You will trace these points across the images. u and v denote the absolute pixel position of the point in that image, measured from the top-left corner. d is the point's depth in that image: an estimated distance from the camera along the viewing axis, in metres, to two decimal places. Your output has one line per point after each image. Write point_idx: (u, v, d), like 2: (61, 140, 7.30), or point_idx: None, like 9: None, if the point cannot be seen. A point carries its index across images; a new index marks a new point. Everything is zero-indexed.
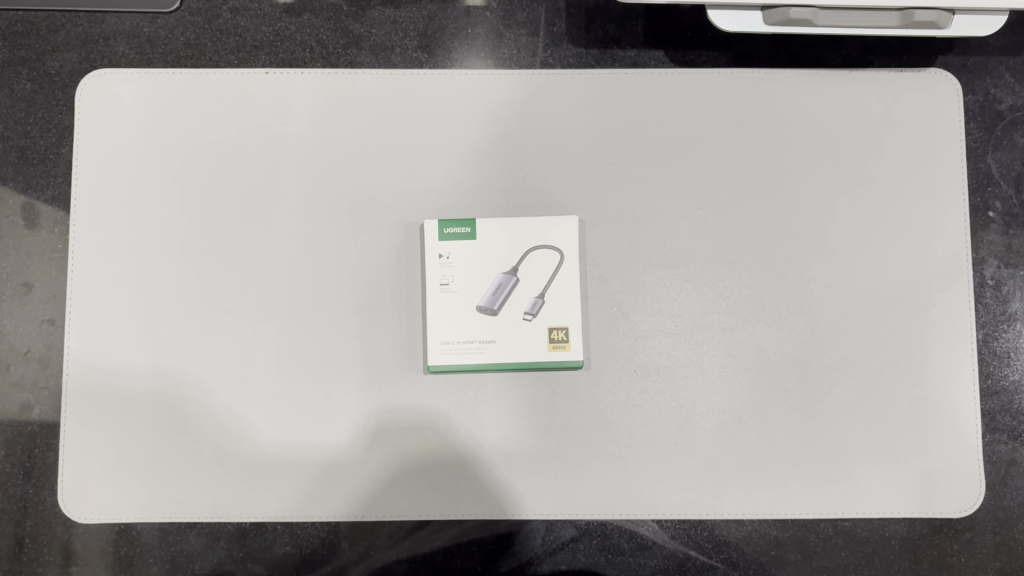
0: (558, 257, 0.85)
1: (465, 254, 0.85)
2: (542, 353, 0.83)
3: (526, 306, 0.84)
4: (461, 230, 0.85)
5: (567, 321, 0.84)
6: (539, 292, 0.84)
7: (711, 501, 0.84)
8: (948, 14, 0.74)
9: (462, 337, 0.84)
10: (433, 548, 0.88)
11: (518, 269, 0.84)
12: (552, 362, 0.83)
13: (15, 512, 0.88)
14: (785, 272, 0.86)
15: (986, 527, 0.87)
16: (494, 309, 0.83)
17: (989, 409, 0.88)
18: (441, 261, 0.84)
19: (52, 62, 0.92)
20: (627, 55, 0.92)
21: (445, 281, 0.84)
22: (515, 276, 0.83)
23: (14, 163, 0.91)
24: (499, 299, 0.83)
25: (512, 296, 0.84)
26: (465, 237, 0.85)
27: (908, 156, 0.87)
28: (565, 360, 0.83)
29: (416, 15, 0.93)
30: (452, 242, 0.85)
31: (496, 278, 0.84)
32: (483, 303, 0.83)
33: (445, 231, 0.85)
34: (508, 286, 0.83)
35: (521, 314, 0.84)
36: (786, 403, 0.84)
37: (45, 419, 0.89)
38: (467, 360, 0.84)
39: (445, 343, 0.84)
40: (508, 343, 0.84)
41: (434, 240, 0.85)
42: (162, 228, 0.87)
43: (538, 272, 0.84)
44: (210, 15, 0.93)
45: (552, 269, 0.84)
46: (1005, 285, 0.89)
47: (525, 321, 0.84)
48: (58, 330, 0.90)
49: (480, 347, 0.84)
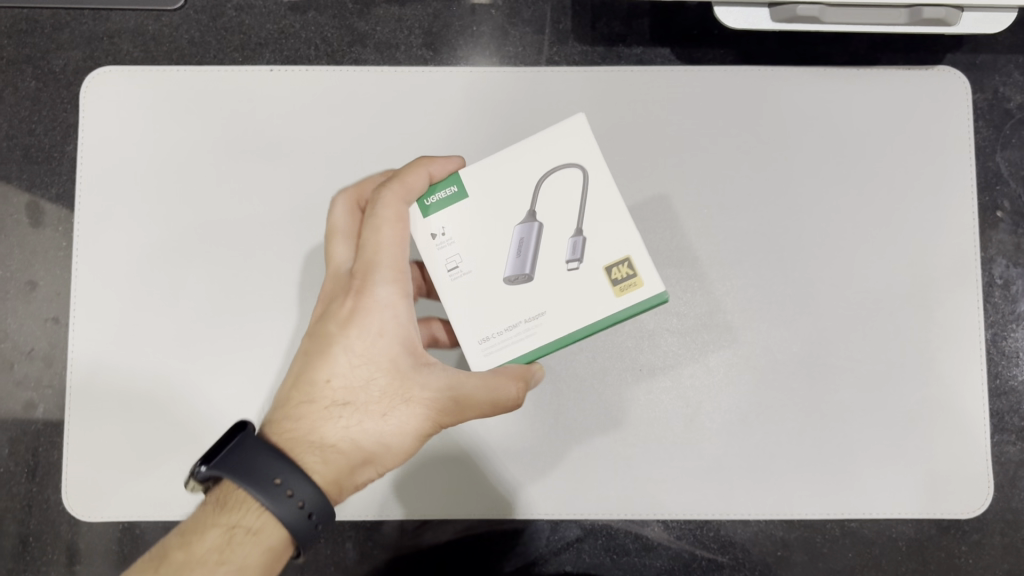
0: (582, 176, 0.64)
1: (463, 220, 0.65)
2: (611, 304, 0.62)
3: (566, 251, 0.63)
4: (446, 192, 0.66)
5: (624, 251, 0.63)
6: (573, 228, 0.64)
7: (718, 502, 0.83)
8: (957, 11, 0.73)
9: (503, 324, 0.63)
10: (441, 544, 0.88)
11: (536, 210, 0.64)
12: (626, 311, 0.62)
13: (19, 512, 0.88)
14: (792, 272, 0.85)
15: (995, 529, 0.86)
16: (528, 274, 0.63)
17: (997, 409, 0.87)
18: (440, 239, 0.65)
19: (56, 60, 0.92)
20: (633, 53, 0.91)
21: (454, 262, 0.65)
22: (536, 221, 0.64)
23: (19, 161, 0.92)
24: (529, 258, 0.63)
25: (541, 249, 0.63)
26: (455, 198, 0.66)
27: (915, 155, 0.87)
28: (640, 302, 0.62)
29: (421, 13, 0.93)
30: (441, 212, 0.65)
31: (514, 235, 0.64)
32: (510, 272, 0.63)
33: (429, 202, 0.66)
34: (532, 237, 0.63)
35: (563, 263, 0.63)
36: (794, 403, 0.84)
37: (49, 418, 0.89)
38: (516, 350, 0.63)
39: (487, 338, 0.64)
40: (563, 306, 0.63)
41: (418, 219, 0.65)
42: (166, 226, 0.87)
43: (563, 203, 0.64)
44: (214, 13, 0.93)
45: (579, 189, 0.64)
46: (1014, 284, 0.88)
47: (574, 270, 0.63)
48: (62, 328, 0.89)
49: (529, 328, 0.63)
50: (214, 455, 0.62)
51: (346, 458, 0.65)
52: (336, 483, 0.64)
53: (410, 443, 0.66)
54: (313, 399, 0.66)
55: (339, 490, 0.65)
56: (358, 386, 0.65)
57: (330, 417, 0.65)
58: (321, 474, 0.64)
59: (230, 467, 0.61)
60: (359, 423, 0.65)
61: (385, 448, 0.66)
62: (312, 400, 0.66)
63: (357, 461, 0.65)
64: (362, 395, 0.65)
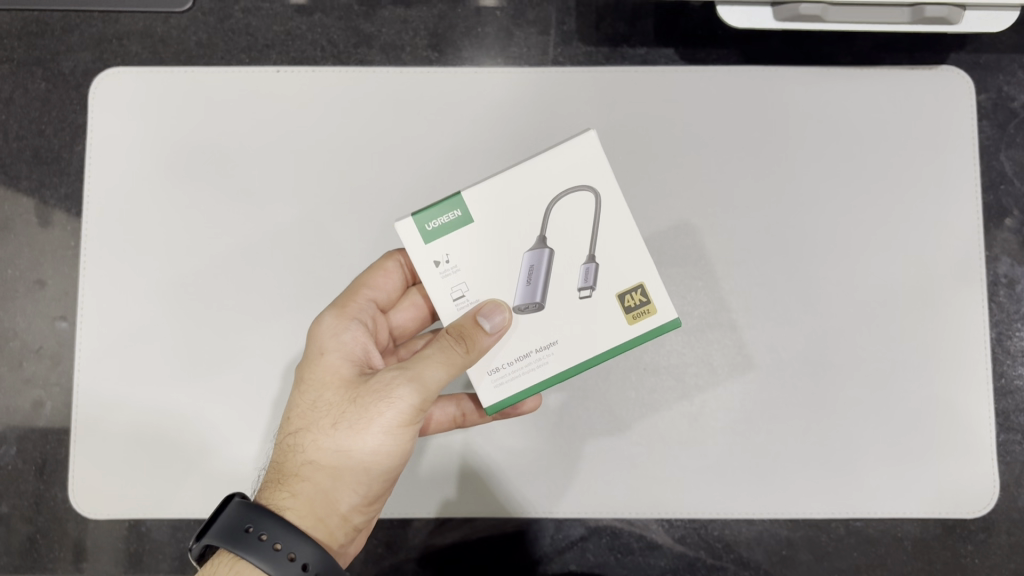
0: (593, 199, 0.61)
1: (468, 246, 0.62)
2: (624, 332, 0.60)
3: (578, 280, 0.60)
4: (448, 217, 0.61)
5: (638, 277, 0.61)
6: (584, 255, 0.61)
7: (722, 501, 0.83)
8: (959, 9, 0.73)
9: (514, 355, 0.61)
10: (446, 542, 0.88)
11: (547, 236, 0.61)
12: (641, 337, 0.60)
13: (28, 509, 0.89)
14: (796, 271, 0.85)
15: (1001, 528, 0.86)
16: (539, 302, 0.60)
17: (1003, 408, 0.87)
18: (444, 269, 0.62)
19: (66, 62, 0.93)
20: (637, 53, 0.92)
21: (459, 293, 0.62)
22: (547, 247, 0.60)
23: (28, 161, 0.93)
24: (540, 287, 0.60)
25: (552, 275, 0.61)
26: (458, 224, 0.61)
27: (920, 154, 0.87)
28: (656, 328, 0.60)
29: (427, 15, 0.93)
30: (446, 238, 0.62)
31: (524, 262, 0.61)
32: (520, 301, 0.60)
33: (429, 229, 0.62)
34: (543, 264, 0.60)
35: (575, 291, 0.60)
36: (798, 402, 0.84)
37: (57, 416, 0.89)
38: (527, 381, 0.61)
39: (497, 370, 0.61)
40: (575, 335, 0.61)
41: (420, 247, 0.61)
42: (173, 225, 0.88)
43: (574, 227, 0.61)
44: (221, 14, 0.94)
45: (590, 213, 0.61)
46: (1019, 283, 0.88)
47: (586, 299, 0.60)
48: (69, 327, 0.90)
49: (542, 357, 0.61)
50: (205, 528, 0.61)
51: (315, 485, 0.64)
52: (314, 515, 0.64)
53: (374, 449, 0.64)
54: (280, 438, 0.67)
55: (319, 521, 0.64)
56: (310, 410, 0.65)
57: (294, 450, 0.65)
58: (294, 509, 0.63)
59: (221, 540, 0.60)
60: (318, 445, 0.64)
61: (350, 462, 0.64)
62: (279, 440, 0.67)
63: (326, 483, 0.64)
64: (314, 418, 0.65)
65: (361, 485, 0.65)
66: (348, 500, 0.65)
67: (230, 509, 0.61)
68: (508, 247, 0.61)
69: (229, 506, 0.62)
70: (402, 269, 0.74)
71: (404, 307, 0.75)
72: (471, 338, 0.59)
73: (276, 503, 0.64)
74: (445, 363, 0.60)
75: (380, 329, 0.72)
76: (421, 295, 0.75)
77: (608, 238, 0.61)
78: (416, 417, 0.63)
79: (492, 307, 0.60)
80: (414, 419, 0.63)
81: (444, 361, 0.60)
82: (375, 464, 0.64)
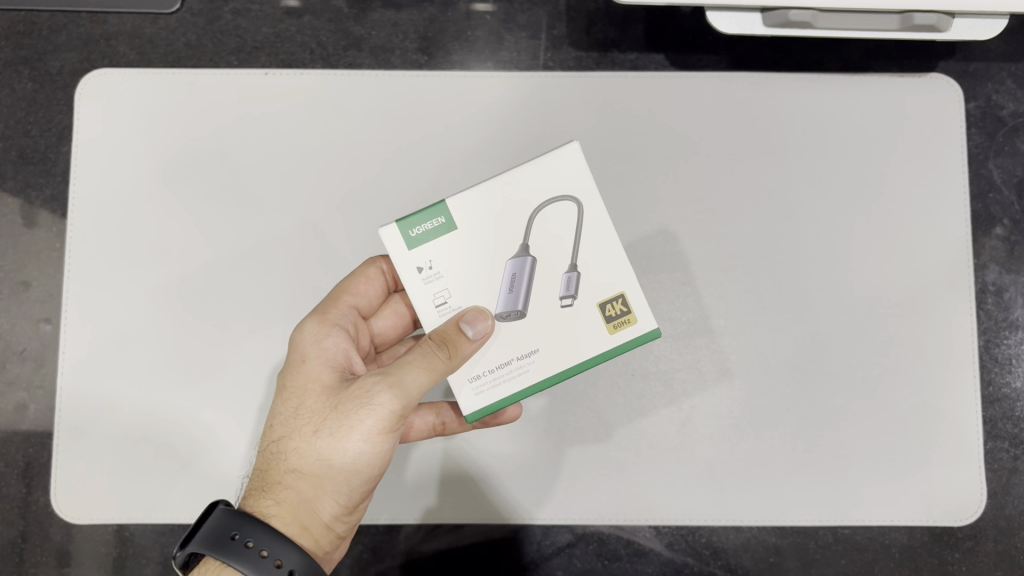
0: (575, 211, 0.61)
1: (451, 253, 0.61)
2: (605, 341, 0.60)
3: (560, 289, 0.60)
4: (432, 224, 0.61)
5: (618, 287, 0.60)
6: (567, 265, 0.60)
7: (710, 507, 0.83)
8: (948, 17, 0.73)
9: (495, 362, 0.61)
10: (432, 549, 0.87)
11: (529, 245, 0.61)
12: (619, 348, 0.60)
13: (10, 513, 0.88)
14: (786, 278, 0.85)
15: (988, 536, 0.86)
16: (521, 310, 0.59)
17: (990, 416, 0.87)
18: (426, 274, 0.61)
19: (53, 62, 0.93)
20: (627, 58, 0.92)
21: (441, 299, 0.61)
22: (530, 256, 0.60)
23: (14, 162, 0.92)
24: (522, 295, 0.60)
25: (534, 284, 0.60)
26: (442, 231, 0.61)
27: (909, 160, 0.87)
28: (636, 338, 0.60)
29: (417, 18, 0.93)
30: (429, 244, 0.61)
31: (506, 270, 0.60)
32: (502, 309, 0.60)
33: (413, 234, 0.61)
34: (526, 272, 0.60)
35: (556, 300, 0.60)
36: (787, 408, 0.84)
37: (39, 419, 0.88)
38: (509, 389, 0.61)
39: (477, 377, 0.61)
40: (557, 344, 0.60)
41: (403, 252, 0.61)
42: (160, 227, 0.87)
43: (558, 237, 0.61)
44: (210, 16, 0.93)
45: (574, 224, 0.60)
46: (1007, 291, 0.88)
47: (566, 308, 0.60)
48: (54, 330, 0.89)
49: (523, 366, 0.60)
50: (189, 536, 0.61)
51: (298, 493, 0.63)
52: (298, 523, 0.63)
53: (355, 457, 0.63)
54: (263, 445, 0.66)
55: (303, 529, 0.63)
56: (291, 417, 0.65)
57: (277, 458, 0.65)
58: (279, 517, 0.63)
59: (206, 547, 0.59)
60: (300, 453, 0.63)
61: (331, 470, 0.63)
62: (261, 448, 0.66)
63: (309, 491, 0.63)
64: (295, 425, 0.64)
65: (342, 493, 0.64)
66: (330, 508, 0.64)
67: (216, 515, 0.61)
68: (494, 252, 0.61)
69: (214, 512, 0.61)
70: (384, 275, 0.73)
71: (385, 315, 0.74)
72: (453, 344, 0.58)
73: (261, 511, 0.63)
74: (425, 368, 0.59)
75: (362, 336, 0.72)
76: (403, 302, 0.75)
77: (593, 244, 0.60)
78: (396, 423, 0.62)
79: (475, 314, 0.59)
80: (395, 425, 0.63)
81: (424, 366, 0.59)
82: (356, 472, 0.64)
